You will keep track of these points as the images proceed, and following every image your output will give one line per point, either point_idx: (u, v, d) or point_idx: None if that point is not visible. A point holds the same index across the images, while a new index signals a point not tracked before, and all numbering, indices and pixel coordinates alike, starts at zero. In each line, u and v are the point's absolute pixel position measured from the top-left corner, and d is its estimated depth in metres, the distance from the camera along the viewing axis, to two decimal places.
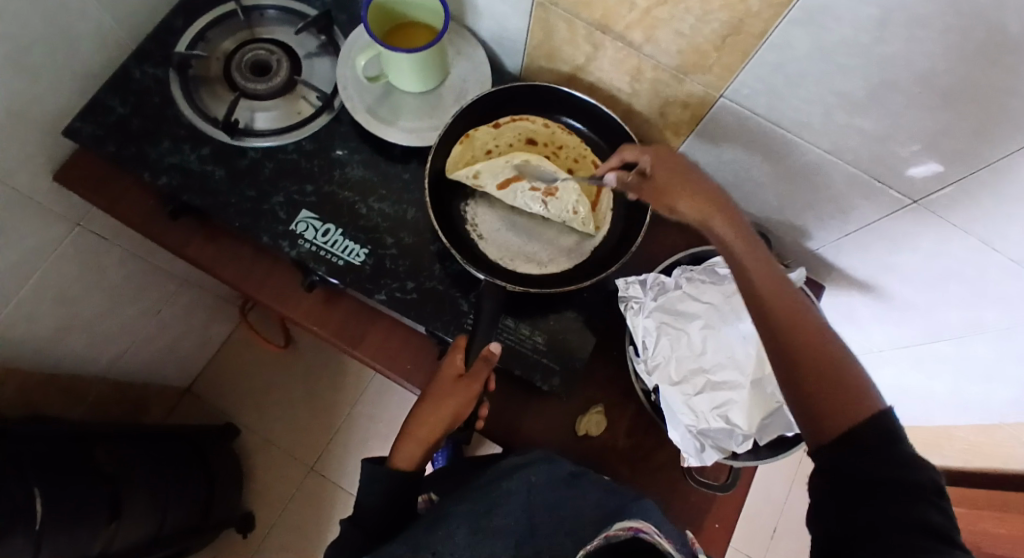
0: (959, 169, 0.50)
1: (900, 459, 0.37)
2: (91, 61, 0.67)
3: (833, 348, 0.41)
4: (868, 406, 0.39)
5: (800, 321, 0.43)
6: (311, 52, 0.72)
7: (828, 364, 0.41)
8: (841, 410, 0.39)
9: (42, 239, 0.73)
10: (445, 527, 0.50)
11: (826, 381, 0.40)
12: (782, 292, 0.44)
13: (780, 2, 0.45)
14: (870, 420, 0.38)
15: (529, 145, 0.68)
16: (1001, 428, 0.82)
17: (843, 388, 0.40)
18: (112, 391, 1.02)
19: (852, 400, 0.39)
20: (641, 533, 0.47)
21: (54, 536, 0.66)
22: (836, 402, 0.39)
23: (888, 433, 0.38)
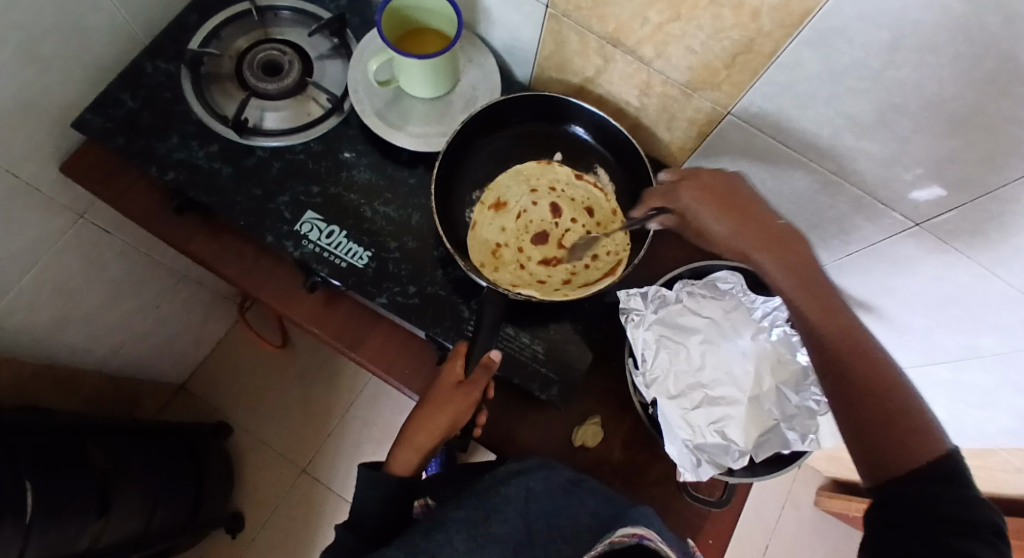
0: (962, 195, 0.51)
1: (963, 498, 0.37)
2: (103, 55, 0.67)
3: (897, 391, 0.43)
4: (935, 446, 0.40)
5: (869, 368, 0.44)
6: (322, 54, 0.72)
7: (895, 408, 0.42)
8: (910, 449, 0.40)
9: (45, 229, 0.73)
10: (443, 533, 0.50)
11: (892, 423, 0.41)
12: (852, 336, 0.45)
13: (791, 23, 0.46)
14: (938, 459, 0.39)
15: (583, 209, 0.68)
16: (995, 454, 0.82)
17: (911, 429, 0.41)
18: (107, 385, 1.01)
19: (919, 440, 0.40)
20: (645, 539, 0.47)
21: (43, 529, 0.66)
22: (903, 443, 0.41)
23: (952, 472, 0.38)
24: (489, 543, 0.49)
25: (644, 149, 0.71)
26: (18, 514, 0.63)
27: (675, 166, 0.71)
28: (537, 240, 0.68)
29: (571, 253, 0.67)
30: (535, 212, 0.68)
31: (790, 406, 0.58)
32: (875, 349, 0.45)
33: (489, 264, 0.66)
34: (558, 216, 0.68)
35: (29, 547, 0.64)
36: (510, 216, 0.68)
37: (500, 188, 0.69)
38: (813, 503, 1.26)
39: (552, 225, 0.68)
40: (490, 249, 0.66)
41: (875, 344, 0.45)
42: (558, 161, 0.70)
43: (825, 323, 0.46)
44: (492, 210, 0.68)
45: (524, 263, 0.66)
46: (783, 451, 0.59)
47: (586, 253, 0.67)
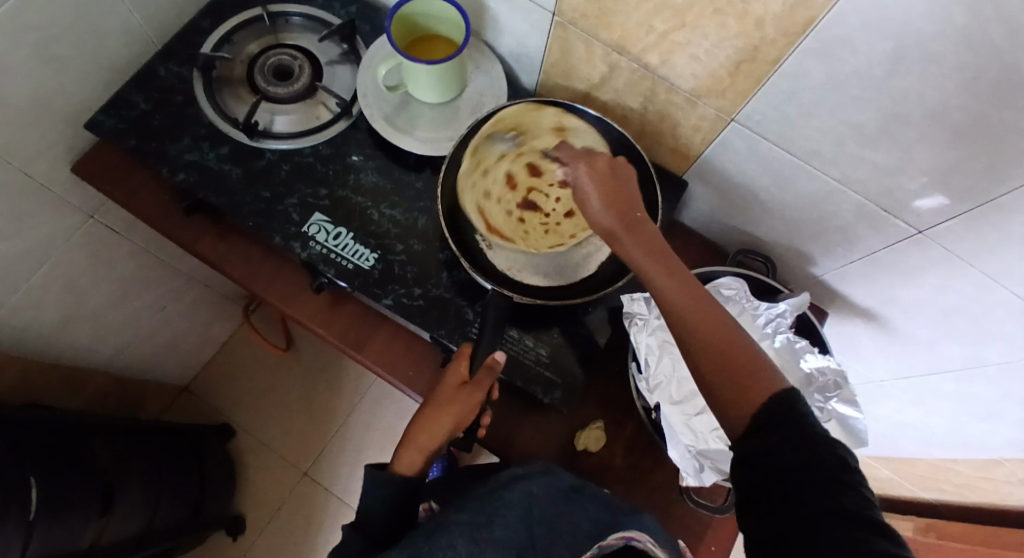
0: (965, 203, 0.51)
1: (814, 442, 0.38)
2: (117, 58, 0.68)
3: (738, 341, 0.43)
4: (769, 388, 0.41)
5: (704, 324, 0.44)
6: (333, 60, 0.74)
7: (736, 358, 0.42)
8: (745, 398, 0.41)
9: (55, 228, 0.74)
10: (447, 537, 0.50)
11: (731, 373, 0.42)
12: (684, 291, 0.46)
13: (795, 32, 0.47)
14: (774, 403, 0.40)
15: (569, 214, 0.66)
16: (1000, 466, 0.82)
17: (750, 375, 0.41)
18: (112, 384, 1.02)
19: (756, 386, 0.41)
20: (633, 541, 0.50)
21: (47, 525, 0.66)
22: (742, 391, 0.41)
23: (800, 418, 0.39)
24: (490, 548, 0.49)
25: (649, 156, 0.71)
26: (21, 509, 0.63)
27: (679, 173, 0.72)
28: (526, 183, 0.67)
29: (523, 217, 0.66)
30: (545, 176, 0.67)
31: None
32: (709, 304, 0.45)
33: (479, 158, 0.67)
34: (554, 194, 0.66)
35: (32, 543, 0.65)
36: (527, 181, 0.67)
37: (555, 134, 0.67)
38: None
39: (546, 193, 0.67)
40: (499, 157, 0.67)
41: (704, 296, 0.46)
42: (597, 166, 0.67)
43: (670, 283, 0.46)
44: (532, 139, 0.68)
45: (499, 187, 0.67)
46: None
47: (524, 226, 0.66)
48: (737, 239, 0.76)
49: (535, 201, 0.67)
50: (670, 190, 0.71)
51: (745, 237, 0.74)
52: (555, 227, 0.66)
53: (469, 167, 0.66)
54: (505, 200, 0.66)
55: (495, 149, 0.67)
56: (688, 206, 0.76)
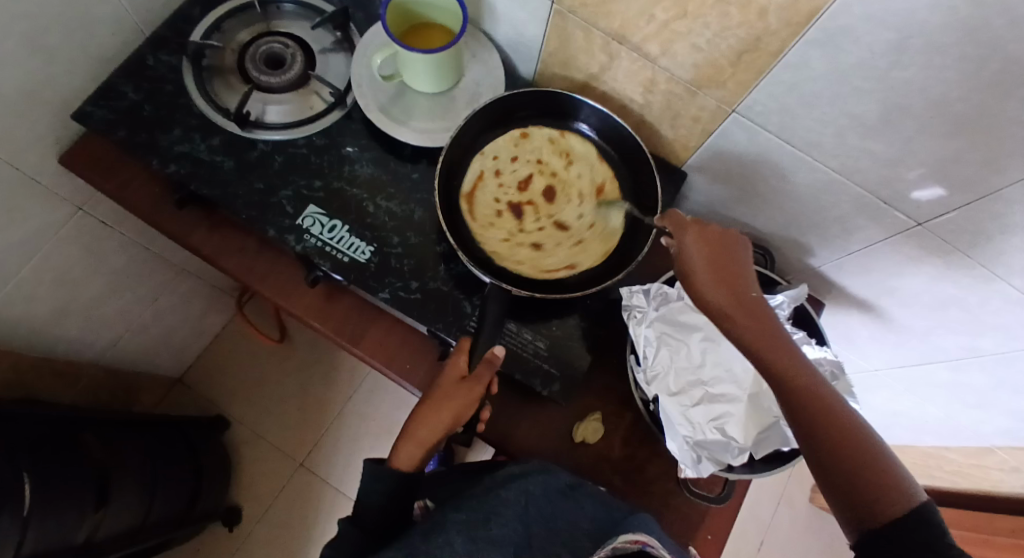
0: (964, 195, 0.51)
1: (942, 546, 0.38)
2: (104, 46, 0.67)
3: (870, 442, 0.42)
4: (909, 498, 0.40)
5: (836, 419, 0.43)
6: (325, 48, 0.72)
7: (869, 461, 0.41)
8: (882, 505, 0.40)
9: (45, 221, 0.73)
10: (444, 535, 0.50)
11: (863, 475, 0.41)
12: (808, 381, 0.45)
13: (798, 22, 0.46)
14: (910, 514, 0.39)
15: (536, 244, 0.65)
16: (991, 453, 0.83)
17: (889, 482, 0.41)
18: (105, 377, 1.01)
19: (897, 496, 0.40)
20: (648, 546, 0.48)
21: (41, 521, 0.66)
22: (879, 497, 0.40)
23: (928, 526, 0.38)
24: (487, 546, 0.49)
25: (647, 146, 0.71)
26: (17, 504, 0.63)
27: (678, 164, 0.71)
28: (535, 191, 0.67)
29: (503, 209, 0.66)
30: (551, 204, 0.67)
31: None
32: (835, 399, 0.44)
33: (512, 148, 0.68)
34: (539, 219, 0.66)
35: (28, 538, 0.64)
36: (537, 194, 0.67)
37: (591, 173, 0.68)
38: (808, 501, 1.27)
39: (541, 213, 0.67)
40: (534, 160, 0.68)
41: (829, 389, 0.45)
42: (598, 237, 0.66)
43: (795, 371, 0.45)
44: (569, 163, 0.68)
45: (516, 177, 0.68)
46: (784, 449, 0.59)
47: (496, 212, 0.66)
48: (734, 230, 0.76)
49: (524, 209, 0.67)
50: (668, 181, 0.70)
51: (742, 228, 0.74)
52: (523, 246, 0.65)
53: (511, 149, 0.69)
54: (507, 188, 0.67)
55: (539, 150, 0.68)
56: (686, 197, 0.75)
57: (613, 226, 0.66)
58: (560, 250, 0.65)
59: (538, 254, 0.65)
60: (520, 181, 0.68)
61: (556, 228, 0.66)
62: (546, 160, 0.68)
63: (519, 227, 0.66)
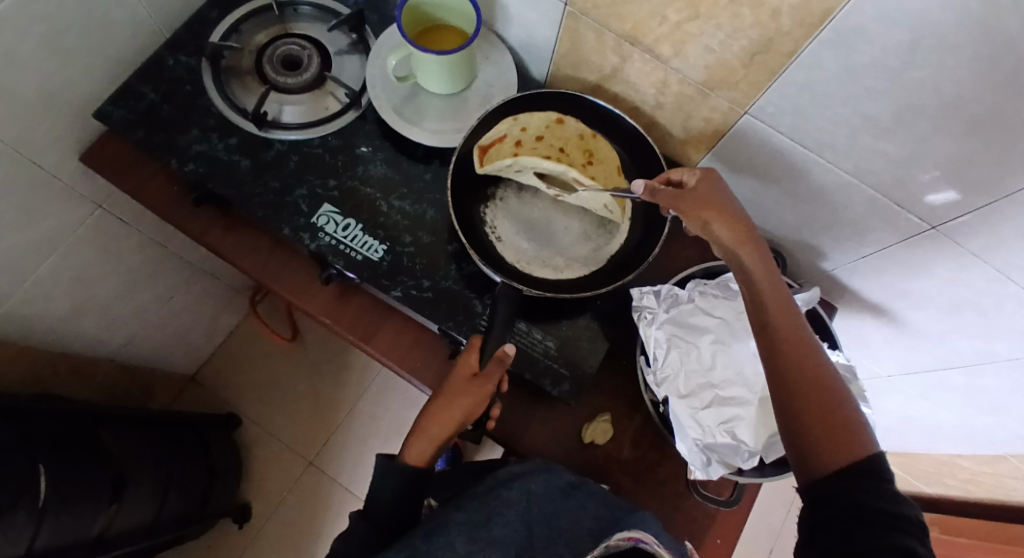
0: (977, 197, 0.51)
1: (888, 494, 0.40)
2: (125, 47, 0.68)
3: (837, 390, 0.45)
4: (864, 446, 0.42)
5: (811, 363, 0.46)
6: (341, 50, 0.73)
7: (832, 406, 0.44)
8: (836, 447, 0.43)
9: (65, 219, 0.74)
10: (444, 536, 0.50)
11: (825, 416, 0.44)
12: (789, 327, 0.48)
13: (811, 23, 0.46)
14: (864, 458, 0.42)
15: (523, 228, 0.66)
16: (1006, 460, 0.82)
17: (847, 432, 0.43)
18: (120, 374, 1.03)
19: (852, 439, 0.43)
20: (641, 543, 0.48)
21: (56, 515, 0.67)
22: (834, 439, 0.43)
23: (880, 473, 0.41)
24: (488, 547, 0.49)
25: (659, 148, 0.71)
26: (32, 497, 0.64)
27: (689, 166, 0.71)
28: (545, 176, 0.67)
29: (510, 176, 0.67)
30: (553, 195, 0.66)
31: None
32: (812, 347, 0.47)
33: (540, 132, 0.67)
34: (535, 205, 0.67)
35: (42, 533, 0.65)
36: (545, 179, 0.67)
37: (608, 178, 0.65)
38: None
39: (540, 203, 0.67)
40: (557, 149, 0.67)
41: (813, 340, 0.47)
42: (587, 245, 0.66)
43: (780, 316, 0.48)
44: (589, 161, 0.66)
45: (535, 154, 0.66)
46: None
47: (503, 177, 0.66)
48: None
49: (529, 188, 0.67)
50: None
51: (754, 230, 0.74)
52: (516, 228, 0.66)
53: (542, 128, 0.68)
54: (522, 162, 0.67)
55: (566, 140, 0.67)
56: None
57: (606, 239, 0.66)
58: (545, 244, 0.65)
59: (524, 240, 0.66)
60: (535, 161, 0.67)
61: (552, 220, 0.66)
62: (569, 151, 0.67)
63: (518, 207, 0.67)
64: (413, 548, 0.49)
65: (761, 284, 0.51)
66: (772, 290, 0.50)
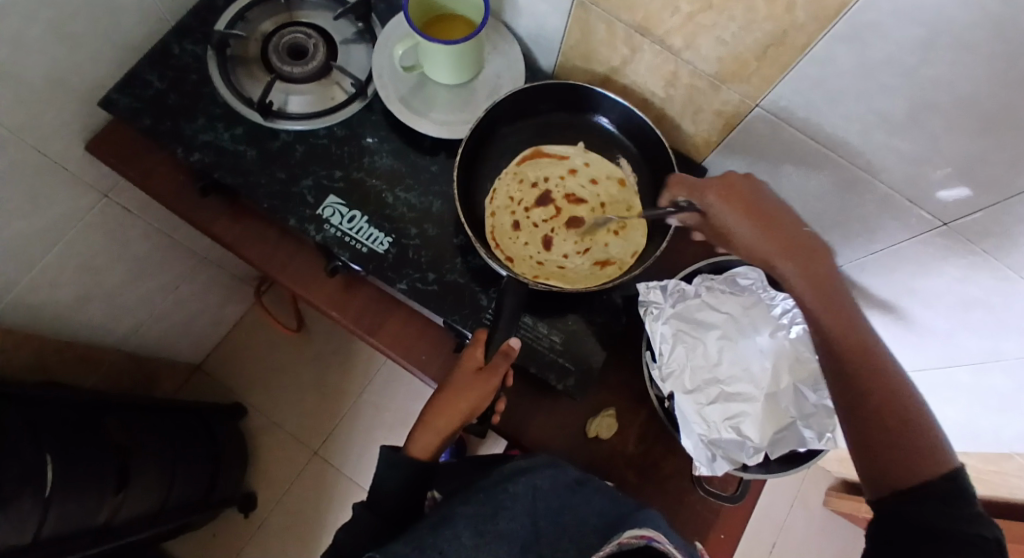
0: (990, 195, 0.50)
1: (964, 514, 0.40)
2: (130, 34, 0.68)
3: (912, 404, 0.44)
4: (941, 465, 0.42)
5: (881, 382, 0.44)
6: (348, 39, 0.73)
7: (907, 425, 0.43)
8: (915, 462, 0.43)
9: (70, 206, 0.74)
10: (451, 529, 0.49)
11: (900, 434, 0.43)
12: (854, 338, 0.46)
13: (827, 16, 0.45)
14: (941, 478, 0.42)
15: (515, 229, 0.67)
16: (1012, 460, 0.81)
17: (922, 453, 0.43)
18: (126, 362, 1.03)
19: (930, 454, 0.42)
20: (653, 540, 0.48)
21: (62, 501, 0.67)
22: (912, 454, 0.43)
23: (958, 492, 0.41)
24: (495, 541, 0.49)
25: (668, 141, 0.70)
26: (38, 486, 0.64)
27: (698, 159, 0.71)
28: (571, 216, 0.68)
29: (546, 192, 0.68)
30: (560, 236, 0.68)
31: (809, 406, 0.57)
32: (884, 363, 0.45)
33: (592, 177, 0.69)
34: (535, 217, 0.68)
35: (48, 518, 0.66)
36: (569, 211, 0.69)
37: (617, 252, 0.66)
38: (823, 503, 1.25)
39: (546, 225, 0.68)
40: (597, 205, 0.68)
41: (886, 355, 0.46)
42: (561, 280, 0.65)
43: (841, 330, 0.47)
44: (619, 232, 0.67)
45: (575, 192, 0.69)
46: (799, 449, 0.58)
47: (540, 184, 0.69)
48: None
49: (550, 202, 0.69)
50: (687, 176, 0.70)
51: None
52: (515, 227, 0.67)
53: (601, 176, 0.69)
54: (562, 183, 0.69)
55: (614, 200, 0.68)
56: None
57: (578, 281, 0.65)
58: (531, 251, 0.67)
59: (511, 239, 0.67)
60: (572, 191, 0.69)
61: (546, 239, 0.67)
62: (607, 209, 0.68)
63: (530, 212, 0.68)
64: (419, 540, 0.49)
65: (813, 297, 0.48)
66: (829, 304, 0.48)
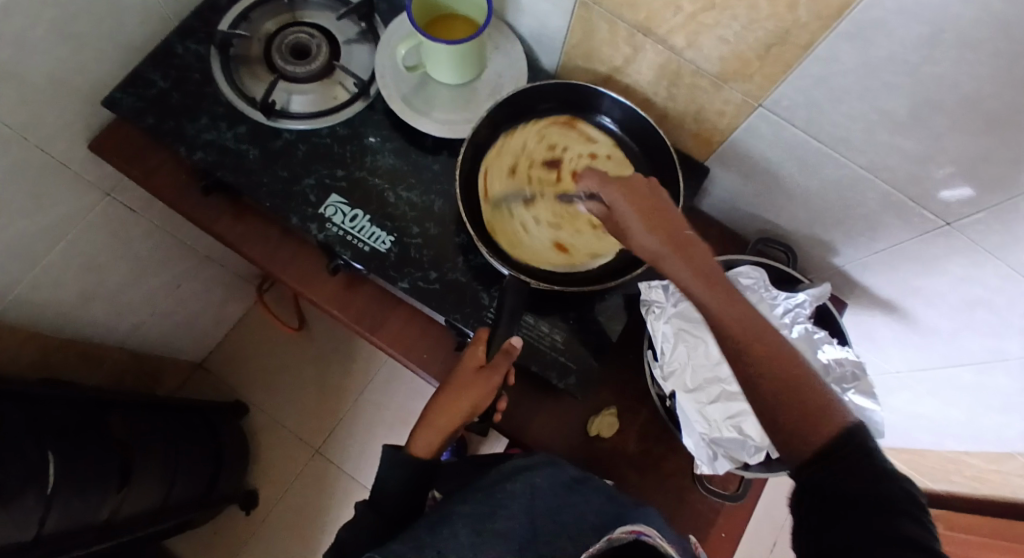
0: (993, 195, 0.50)
1: (877, 473, 0.38)
2: (134, 34, 0.68)
3: (806, 372, 0.42)
4: (841, 427, 0.40)
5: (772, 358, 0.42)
6: (350, 39, 0.73)
7: (805, 396, 0.41)
8: (816, 433, 0.40)
9: (73, 205, 0.74)
10: (449, 528, 0.50)
11: (801, 408, 0.41)
12: (740, 321, 0.43)
13: (829, 15, 0.45)
14: (843, 440, 0.40)
15: (511, 174, 0.67)
16: (1014, 459, 0.81)
17: (823, 419, 0.40)
18: (129, 361, 1.03)
19: (829, 421, 0.40)
20: (643, 535, 0.49)
21: (65, 500, 0.68)
22: (811, 424, 0.40)
23: (863, 448, 0.39)
24: (493, 540, 0.50)
25: (670, 140, 0.70)
26: (41, 483, 0.65)
27: (700, 158, 0.71)
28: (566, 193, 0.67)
29: (558, 160, 0.68)
30: (541, 204, 0.66)
31: None
32: (768, 335, 0.43)
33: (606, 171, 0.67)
34: (533, 180, 0.67)
35: (50, 517, 0.66)
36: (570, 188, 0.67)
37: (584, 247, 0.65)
38: None
39: (540, 188, 0.67)
40: None
41: (768, 327, 0.43)
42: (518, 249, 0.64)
43: (727, 311, 0.44)
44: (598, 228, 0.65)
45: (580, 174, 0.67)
46: None
47: (557, 150, 0.68)
48: (756, 226, 0.75)
49: (555, 171, 0.68)
50: (689, 176, 0.70)
51: (765, 225, 0.73)
52: (512, 175, 0.67)
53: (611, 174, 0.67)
54: (577, 160, 0.68)
55: None
56: (708, 191, 0.74)
57: (539, 248, 0.64)
58: (511, 200, 0.66)
59: (500, 179, 0.67)
60: (581, 171, 0.67)
61: (531, 199, 0.66)
62: None
63: (532, 171, 0.67)
64: (418, 539, 0.49)
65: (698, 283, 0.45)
66: (715, 286, 0.45)
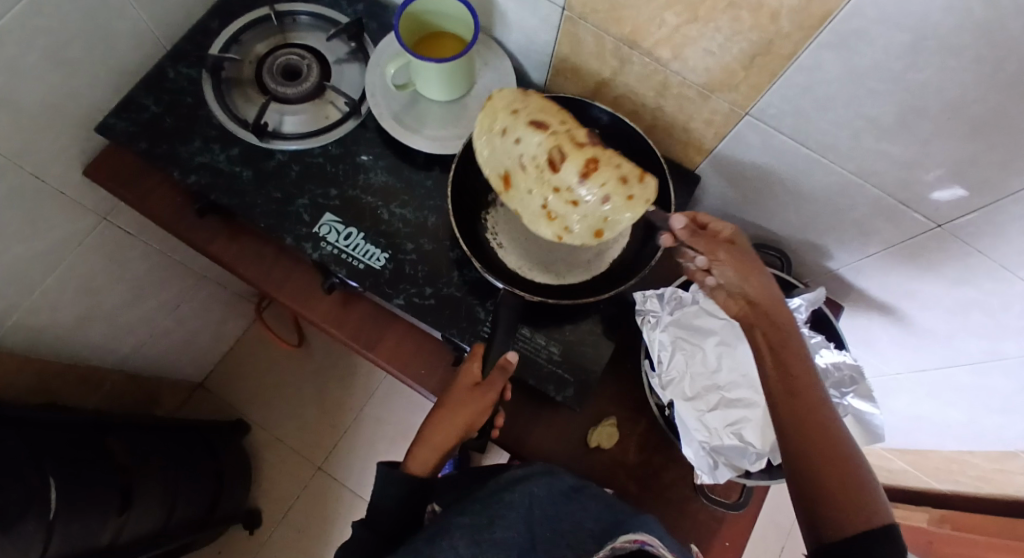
0: (983, 196, 0.50)
1: None
2: (125, 59, 0.69)
3: (850, 456, 0.44)
4: (873, 514, 0.42)
5: (825, 438, 0.44)
6: (340, 59, 0.74)
7: (844, 476, 0.43)
8: (850, 514, 0.43)
9: (69, 230, 0.75)
10: (447, 539, 0.49)
11: (838, 486, 0.43)
12: (806, 390, 0.46)
13: (811, 25, 0.46)
14: (872, 526, 0.42)
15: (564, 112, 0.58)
16: (1015, 457, 0.81)
17: (857, 502, 0.43)
18: (127, 383, 1.03)
19: (866, 508, 0.43)
20: (647, 545, 0.49)
21: (66, 527, 0.67)
22: (844, 504, 0.43)
23: (887, 538, 0.41)
24: (491, 550, 0.49)
25: (661, 150, 0.71)
26: (42, 509, 0.65)
27: (691, 167, 0.71)
28: (560, 162, 0.56)
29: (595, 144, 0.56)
30: (528, 146, 0.57)
31: None
32: (826, 410, 0.45)
33: (602, 217, 0.56)
34: (549, 127, 0.57)
35: (53, 543, 0.66)
36: (574, 159, 0.55)
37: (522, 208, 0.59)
38: None
39: (554, 137, 0.56)
40: (570, 204, 0.56)
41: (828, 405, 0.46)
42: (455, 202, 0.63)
43: (796, 375, 0.46)
44: (550, 217, 0.57)
45: (587, 171, 0.55)
46: None
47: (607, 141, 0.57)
48: (749, 232, 0.75)
49: (591, 140, 0.56)
50: (681, 185, 0.70)
51: (758, 231, 0.74)
52: (562, 113, 0.58)
53: (603, 209, 0.55)
54: (609, 162, 0.55)
55: (585, 215, 0.56)
56: (699, 199, 0.75)
57: (498, 163, 0.59)
58: (535, 113, 0.57)
59: (544, 102, 0.58)
60: (596, 168, 0.55)
61: (547, 129, 0.56)
62: (563, 194, 0.56)
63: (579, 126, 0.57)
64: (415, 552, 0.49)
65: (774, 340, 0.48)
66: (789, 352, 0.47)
